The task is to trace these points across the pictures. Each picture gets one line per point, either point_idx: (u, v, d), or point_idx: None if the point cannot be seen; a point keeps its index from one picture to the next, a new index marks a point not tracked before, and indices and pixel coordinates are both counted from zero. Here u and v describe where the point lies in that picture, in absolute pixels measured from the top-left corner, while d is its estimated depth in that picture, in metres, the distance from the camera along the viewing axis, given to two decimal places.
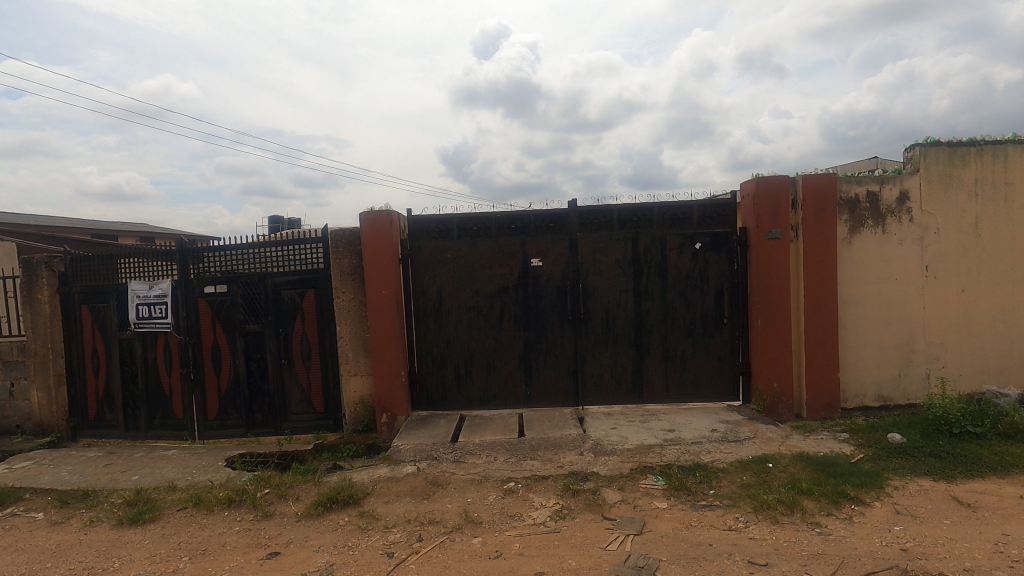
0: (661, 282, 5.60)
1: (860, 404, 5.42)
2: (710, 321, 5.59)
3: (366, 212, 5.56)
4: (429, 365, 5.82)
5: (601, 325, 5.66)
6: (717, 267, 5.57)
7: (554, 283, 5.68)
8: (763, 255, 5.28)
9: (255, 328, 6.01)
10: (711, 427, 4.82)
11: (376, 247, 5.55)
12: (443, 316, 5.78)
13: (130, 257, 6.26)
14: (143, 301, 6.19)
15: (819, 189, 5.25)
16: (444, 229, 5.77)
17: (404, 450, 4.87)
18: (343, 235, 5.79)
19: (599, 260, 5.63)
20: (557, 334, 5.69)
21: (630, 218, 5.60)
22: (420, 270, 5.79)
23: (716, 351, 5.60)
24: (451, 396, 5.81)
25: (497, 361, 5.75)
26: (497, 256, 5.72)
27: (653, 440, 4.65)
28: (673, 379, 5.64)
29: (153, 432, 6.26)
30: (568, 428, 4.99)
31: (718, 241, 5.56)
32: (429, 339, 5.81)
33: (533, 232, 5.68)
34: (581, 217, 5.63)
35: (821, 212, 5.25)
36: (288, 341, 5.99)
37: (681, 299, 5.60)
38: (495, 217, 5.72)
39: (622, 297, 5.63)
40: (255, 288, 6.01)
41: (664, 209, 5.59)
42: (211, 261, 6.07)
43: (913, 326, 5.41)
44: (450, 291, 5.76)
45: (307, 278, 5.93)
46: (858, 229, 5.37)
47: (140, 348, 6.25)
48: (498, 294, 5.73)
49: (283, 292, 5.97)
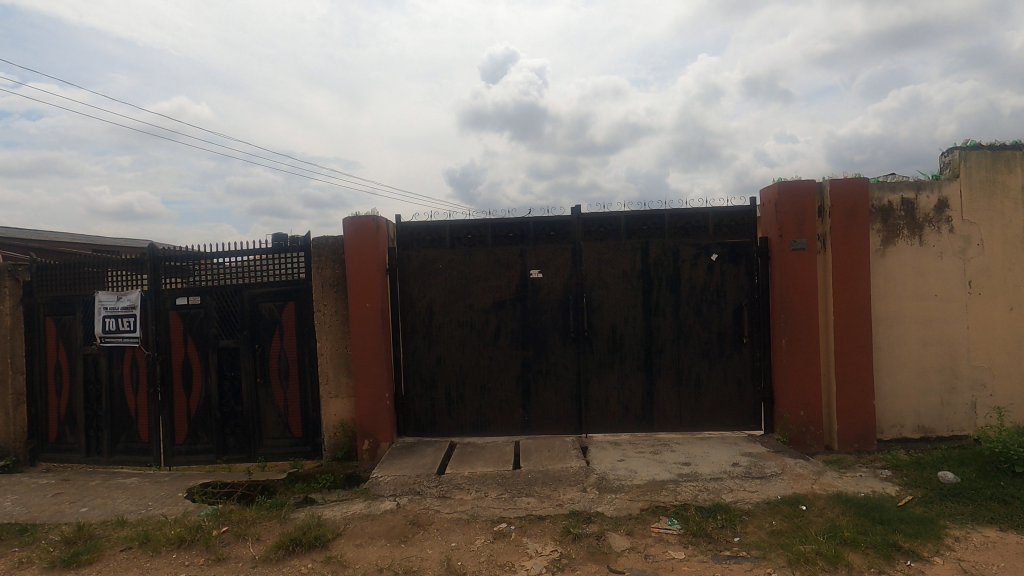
0: (674, 297, 5.08)
1: (899, 435, 4.83)
2: (728, 340, 5.05)
3: (351, 217, 5.10)
4: (417, 386, 5.29)
5: (607, 344, 5.12)
6: (735, 280, 5.05)
7: (556, 296, 5.17)
8: (787, 267, 4.78)
9: (229, 344, 5.53)
10: (732, 461, 4.25)
11: (361, 256, 5.07)
12: (434, 333, 5.27)
13: (99, 266, 5.81)
14: (110, 313, 5.72)
15: (848, 195, 4.75)
16: (436, 237, 5.30)
17: (384, 483, 4.31)
18: (325, 243, 5.31)
19: (605, 272, 5.13)
20: (558, 354, 5.16)
21: (639, 226, 5.12)
22: (409, 282, 5.30)
23: (735, 374, 5.05)
24: (441, 421, 5.26)
25: (493, 383, 5.22)
26: (494, 267, 5.23)
27: (666, 475, 4.07)
28: (686, 405, 5.07)
29: (116, 457, 5.73)
30: (570, 459, 4.43)
31: (736, 252, 5.05)
32: (418, 358, 5.29)
33: (533, 241, 5.20)
34: (585, 225, 5.15)
35: (852, 220, 4.74)
36: (265, 358, 5.49)
37: (696, 316, 5.06)
38: (492, 224, 5.25)
39: (630, 313, 5.11)
40: (230, 300, 5.53)
41: (676, 217, 5.10)
42: (185, 271, 5.60)
43: (956, 348, 4.84)
44: (441, 305, 5.26)
45: (287, 289, 5.46)
46: (893, 240, 4.84)
47: (106, 364, 5.76)
48: (494, 308, 5.23)
49: (261, 305, 5.50)
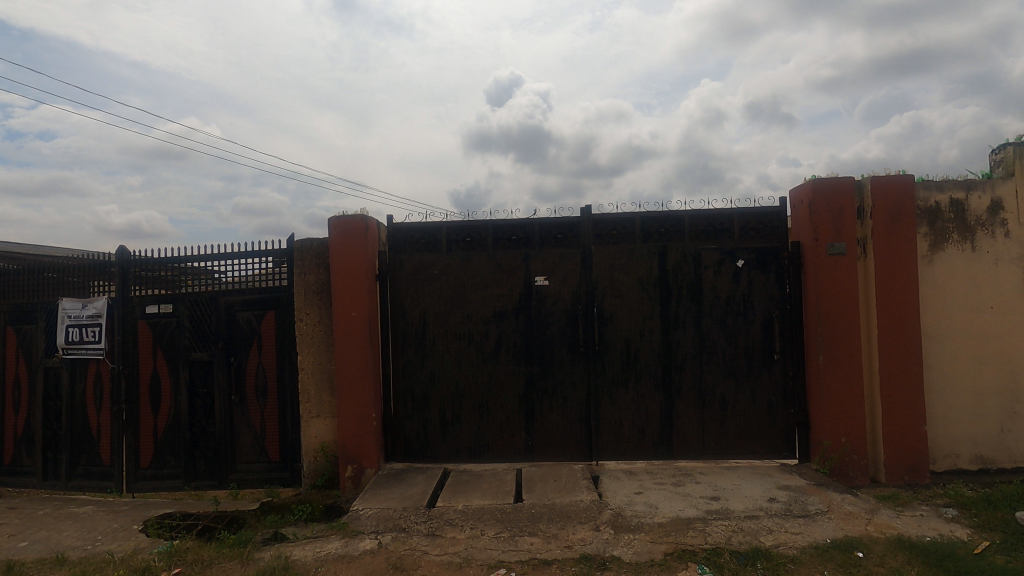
0: (695, 308, 4.55)
1: (953, 467, 4.25)
2: (756, 357, 4.50)
3: (337, 217, 4.62)
4: (409, 405, 4.74)
5: (620, 361, 4.58)
6: (763, 289, 4.52)
7: (563, 306, 4.65)
8: (823, 274, 4.26)
9: (202, 357, 5.02)
10: (768, 496, 3.67)
11: (347, 259, 4.58)
12: (427, 346, 4.75)
13: (65, 271, 5.34)
14: (74, 322, 5.22)
15: (891, 194, 4.24)
16: (431, 239, 4.81)
17: (365, 517, 3.73)
18: (309, 246, 4.82)
19: (618, 279, 4.61)
20: (565, 370, 4.61)
21: (656, 229, 4.62)
22: (401, 289, 4.79)
23: (764, 395, 4.48)
24: (435, 445, 4.70)
25: (492, 402, 4.67)
26: (494, 273, 4.73)
27: (692, 512, 3.49)
28: (710, 430, 4.50)
29: (74, 482, 5.18)
30: (580, 491, 3.85)
31: (765, 258, 4.53)
32: (409, 373, 4.75)
33: (538, 245, 4.70)
34: (596, 228, 4.66)
35: (896, 222, 4.22)
36: (241, 373, 4.97)
37: (720, 329, 4.53)
38: (493, 226, 4.76)
39: (646, 325, 4.57)
40: (204, 309, 5.03)
41: (697, 219, 4.60)
42: (156, 276, 5.12)
43: (1016, 367, 4.28)
44: (436, 315, 4.75)
45: (267, 297, 4.97)
46: (941, 245, 4.33)
47: (68, 379, 5.25)
48: (494, 319, 4.70)
49: (238, 314, 5.00)
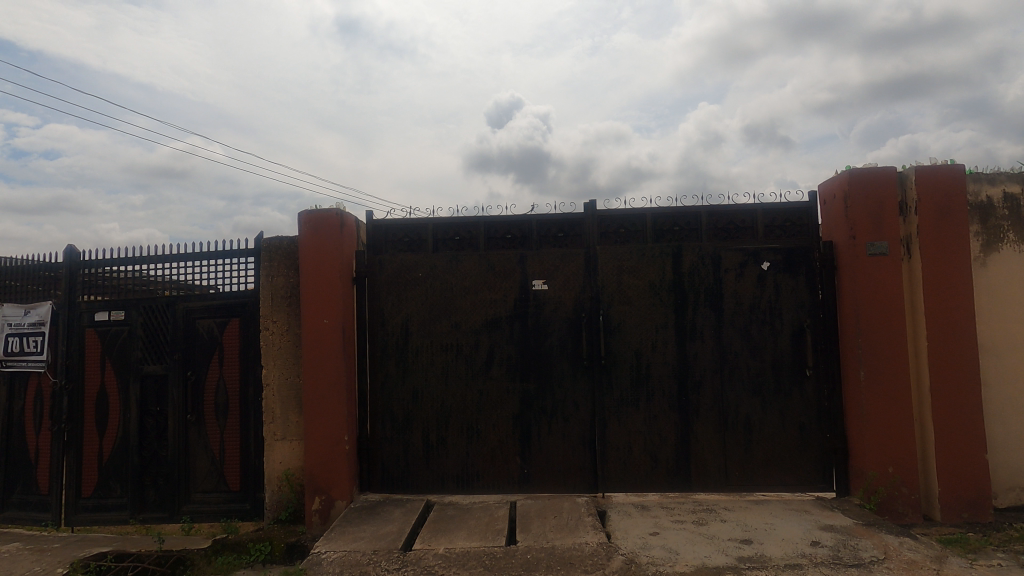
0: (713, 316, 3.99)
1: (1018, 502, 3.65)
2: (786, 372, 3.92)
3: (308, 211, 4.08)
4: (387, 427, 4.15)
5: (629, 377, 4.00)
6: (792, 295, 3.97)
7: (564, 314, 4.09)
8: (862, 277, 3.72)
9: (156, 370, 4.44)
10: (810, 539, 3.06)
11: (319, 259, 4.04)
12: (410, 359, 4.17)
13: (9, 274, 4.81)
14: (15, 331, 4.66)
15: (940, 186, 3.70)
16: (416, 238, 4.28)
17: (327, 562, 3.12)
18: (278, 245, 4.28)
19: (626, 283, 4.06)
20: (567, 387, 4.03)
21: (669, 226, 4.10)
22: (381, 294, 4.23)
23: (795, 418, 3.89)
24: (417, 473, 4.10)
25: (483, 423, 4.08)
26: (486, 276, 4.18)
27: (721, 560, 2.89)
28: (733, 457, 3.90)
29: (8, 513, 4.57)
30: (585, 531, 3.24)
31: (793, 260, 3.99)
32: (388, 390, 4.17)
33: (536, 245, 4.17)
34: (602, 225, 4.14)
35: (946, 218, 3.68)
36: (198, 389, 4.38)
37: (743, 341, 3.96)
38: (486, 223, 4.24)
39: (658, 336, 4.01)
40: (160, 316, 4.48)
41: (715, 215, 4.08)
42: (108, 279, 4.58)
43: None
44: (420, 323, 4.19)
45: (230, 303, 4.41)
46: (996, 245, 3.79)
47: (6, 395, 4.67)
48: (486, 329, 4.14)
49: (198, 321, 4.44)
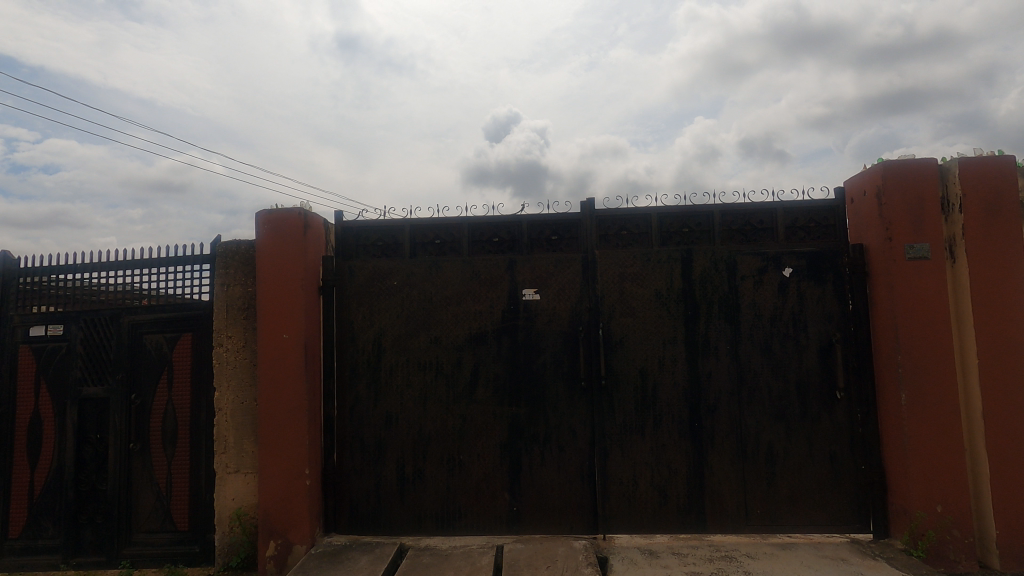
0: (729, 330, 3.50)
1: None
2: (813, 395, 3.42)
3: (268, 211, 3.59)
4: (357, 458, 3.62)
5: (633, 400, 3.49)
6: (819, 305, 3.48)
7: (559, 327, 3.59)
8: (901, 285, 3.23)
9: (96, 392, 3.91)
10: None
11: (279, 266, 3.54)
12: (383, 379, 3.66)
13: None
14: None
15: (988, 181, 3.23)
16: (391, 242, 3.80)
17: None
18: (235, 249, 3.78)
19: (629, 292, 3.57)
20: (561, 411, 3.52)
21: (676, 228, 3.62)
22: (351, 306, 3.74)
23: (825, 446, 3.39)
24: (390, 510, 3.57)
25: (465, 453, 3.55)
26: (471, 285, 3.69)
27: None
28: (754, 492, 3.38)
29: None
30: None
31: (819, 266, 3.51)
32: (358, 416, 3.65)
33: (527, 249, 3.69)
34: (601, 227, 3.66)
35: (996, 216, 3.20)
36: (144, 414, 3.86)
37: (763, 358, 3.47)
38: (470, 225, 3.76)
39: (666, 353, 3.51)
40: (102, 330, 3.97)
41: (730, 215, 3.60)
42: (47, 289, 4.09)
43: None
44: (395, 338, 3.69)
45: (181, 316, 3.90)
46: None
47: None
48: (469, 344, 3.63)
49: (145, 337, 3.93)
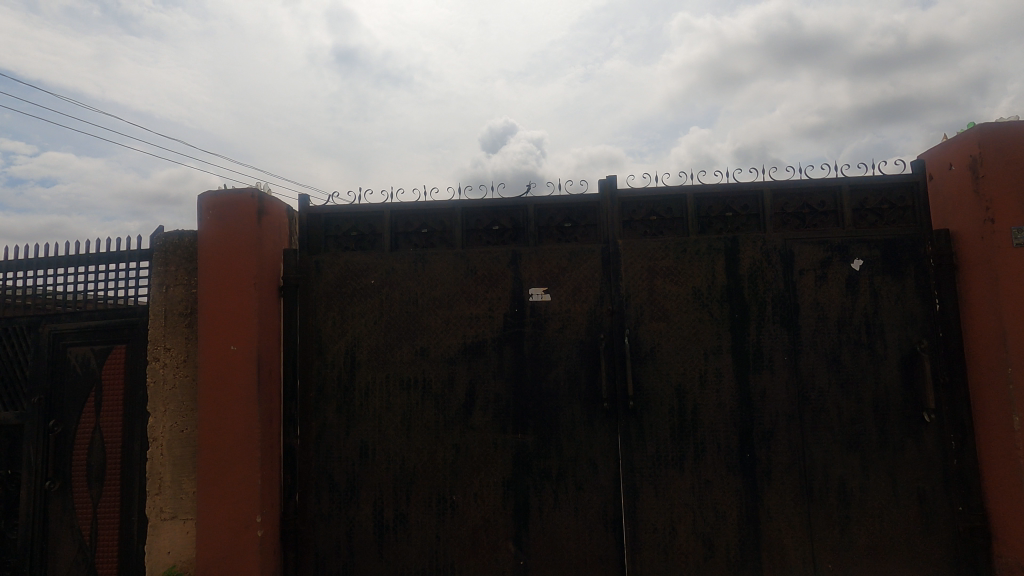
0: (786, 337, 2.82)
1: None
2: (894, 418, 2.74)
3: (213, 195, 2.90)
4: (324, 499, 2.91)
5: (668, 425, 2.80)
6: (897, 306, 2.81)
7: (575, 335, 2.90)
8: (1009, 278, 2.53)
9: (9, 418, 3.20)
10: None
11: (227, 263, 2.84)
12: (357, 401, 2.96)
13: None
14: None
15: None
16: (368, 232, 3.12)
17: None
18: (177, 243, 3.09)
19: (661, 291, 2.89)
20: (579, 439, 2.82)
21: (718, 212, 2.95)
22: (319, 311, 3.05)
23: (911, 482, 2.70)
24: (365, 566, 2.85)
25: (459, 493, 2.85)
26: (465, 283, 3.00)
27: None
28: (823, 541, 2.69)
29: None
30: None
31: (895, 257, 2.85)
32: (326, 446, 2.94)
33: (533, 239, 3.00)
34: (624, 212, 2.99)
35: None
36: (65, 444, 3.14)
37: (830, 371, 2.78)
38: (464, 211, 3.08)
39: (708, 365, 2.82)
40: (19, 342, 3.27)
41: (783, 196, 2.94)
42: None
43: None
44: (373, 350, 2.99)
45: (110, 324, 3.19)
46: None
47: None
48: (463, 357, 2.94)
49: (69, 350, 3.22)
